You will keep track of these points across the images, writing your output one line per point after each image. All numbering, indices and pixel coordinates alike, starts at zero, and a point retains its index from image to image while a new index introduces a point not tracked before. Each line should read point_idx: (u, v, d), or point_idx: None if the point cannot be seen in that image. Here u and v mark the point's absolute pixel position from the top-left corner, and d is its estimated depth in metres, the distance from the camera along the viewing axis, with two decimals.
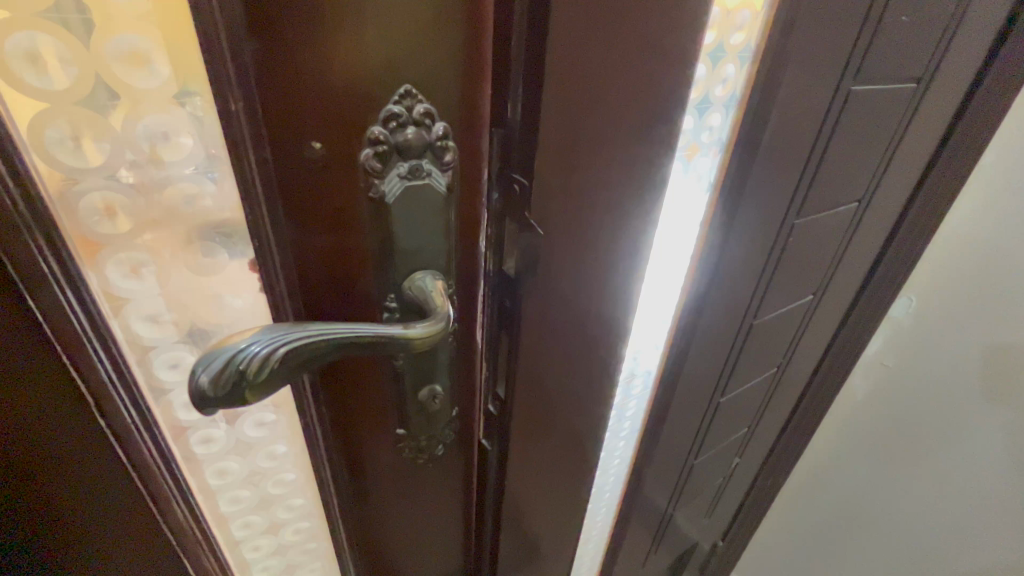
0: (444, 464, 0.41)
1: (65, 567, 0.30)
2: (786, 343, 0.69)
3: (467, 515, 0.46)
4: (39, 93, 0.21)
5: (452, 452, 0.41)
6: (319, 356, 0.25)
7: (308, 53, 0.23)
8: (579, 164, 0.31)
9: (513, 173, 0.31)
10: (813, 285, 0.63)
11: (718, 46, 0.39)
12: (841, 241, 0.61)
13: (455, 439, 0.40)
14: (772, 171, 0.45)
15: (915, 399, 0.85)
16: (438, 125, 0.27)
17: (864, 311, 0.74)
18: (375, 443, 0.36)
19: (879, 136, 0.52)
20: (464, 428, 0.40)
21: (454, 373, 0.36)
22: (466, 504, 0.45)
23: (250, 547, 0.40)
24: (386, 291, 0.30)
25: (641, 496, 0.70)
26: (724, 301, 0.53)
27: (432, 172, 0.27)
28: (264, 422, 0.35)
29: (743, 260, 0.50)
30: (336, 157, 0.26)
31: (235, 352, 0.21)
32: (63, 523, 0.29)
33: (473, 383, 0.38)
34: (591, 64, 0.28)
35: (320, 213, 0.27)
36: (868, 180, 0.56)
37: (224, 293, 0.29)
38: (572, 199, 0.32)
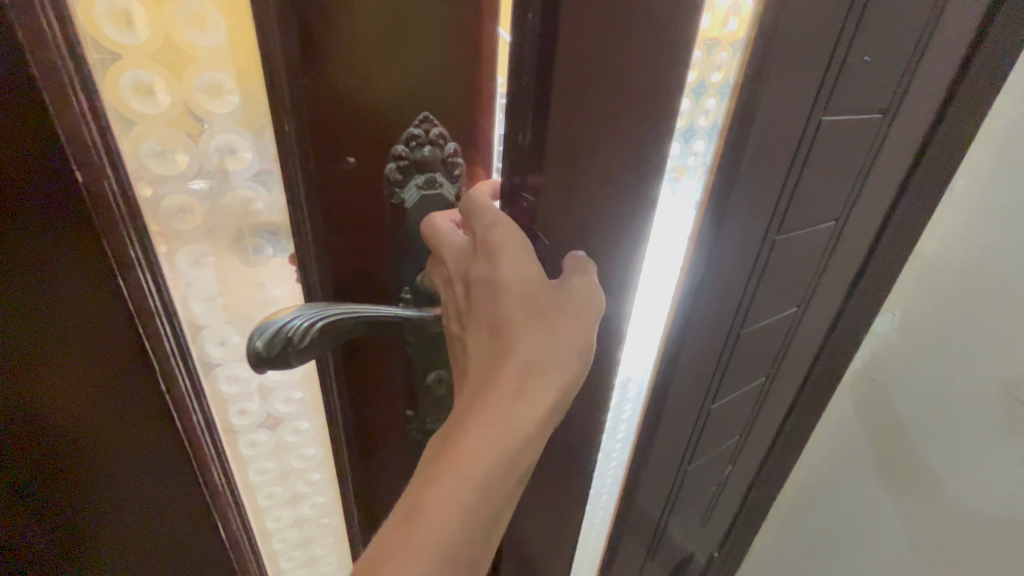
0: None
1: (120, 508, 0.36)
2: (773, 353, 0.73)
3: None
4: (140, 116, 0.27)
5: None
6: (348, 332, 0.30)
7: (347, 86, 0.28)
8: (580, 186, 0.34)
9: (517, 193, 0.34)
10: (797, 298, 0.68)
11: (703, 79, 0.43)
12: (821, 257, 0.65)
13: None
14: (752, 191, 0.50)
15: (905, 420, 0.84)
16: (450, 144, 0.33)
17: (847, 327, 0.78)
18: (387, 420, 0.41)
19: (852, 158, 0.57)
20: None
21: None
22: None
23: (273, 517, 0.45)
24: (402, 283, 0.36)
25: (638, 500, 0.73)
26: (711, 309, 0.57)
27: (444, 183, 0.33)
28: (292, 399, 0.39)
29: (728, 271, 0.55)
30: (366, 170, 0.31)
31: (283, 324, 0.26)
32: (121, 471, 0.35)
33: None
34: (587, 98, 0.31)
35: (350, 215, 0.32)
36: (842, 200, 0.60)
37: (267, 283, 0.34)
38: (574, 214, 0.35)
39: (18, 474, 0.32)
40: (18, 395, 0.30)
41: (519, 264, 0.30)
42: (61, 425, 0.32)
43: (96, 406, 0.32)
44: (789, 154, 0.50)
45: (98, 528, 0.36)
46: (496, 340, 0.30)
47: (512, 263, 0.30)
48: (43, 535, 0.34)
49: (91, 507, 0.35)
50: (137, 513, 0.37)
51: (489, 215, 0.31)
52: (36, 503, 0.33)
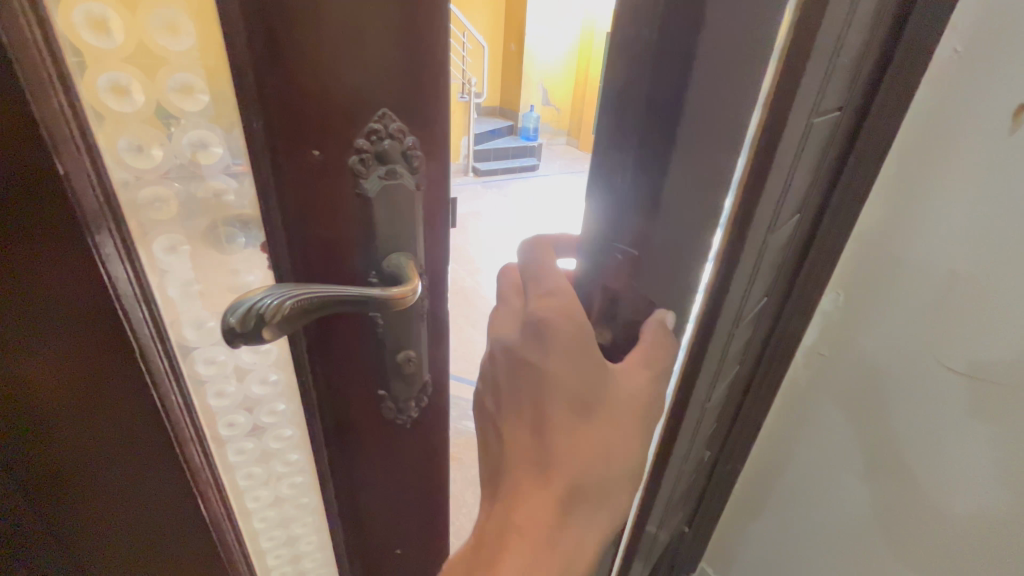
0: (422, 425, 0.49)
1: (111, 476, 0.39)
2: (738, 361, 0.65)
3: (434, 476, 0.55)
4: (117, 115, 0.29)
5: (427, 414, 0.49)
6: (316, 312, 0.33)
7: (310, 84, 0.31)
8: (688, 221, 0.31)
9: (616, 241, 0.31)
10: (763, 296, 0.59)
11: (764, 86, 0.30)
12: (785, 251, 0.58)
13: (429, 402, 0.48)
14: (767, 206, 0.40)
15: (892, 425, 0.68)
16: (409, 138, 0.35)
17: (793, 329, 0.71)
18: (361, 399, 0.44)
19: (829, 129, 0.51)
20: (435, 396, 0.49)
21: (427, 342, 0.44)
22: (435, 469, 0.54)
23: (252, 496, 0.48)
24: (369, 268, 0.38)
25: (635, 540, 0.65)
26: (714, 343, 0.47)
27: (404, 173, 0.36)
28: (267, 381, 0.42)
29: (735, 297, 0.45)
30: (330, 161, 0.34)
31: (254, 302, 0.29)
32: (109, 442, 0.38)
33: (442, 354, 0.47)
34: (709, 120, 0.28)
35: (318, 204, 0.35)
36: (805, 193, 0.52)
37: (241, 270, 0.36)
38: (674, 256, 0.32)
39: (23, 433, 0.36)
40: (20, 363, 0.33)
41: (572, 359, 0.32)
42: (55, 395, 0.35)
43: (85, 383, 0.35)
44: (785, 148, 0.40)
45: (91, 491, 0.40)
46: (538, 430, 0.33)
47: (563, 356, 0.32)
48: (45, 491, 0.38)
49: (85, 472, 0.39)
50: (125, 484, 0.40)
51: (544, 285, 0.34)
52: (39, 462, 0.37)
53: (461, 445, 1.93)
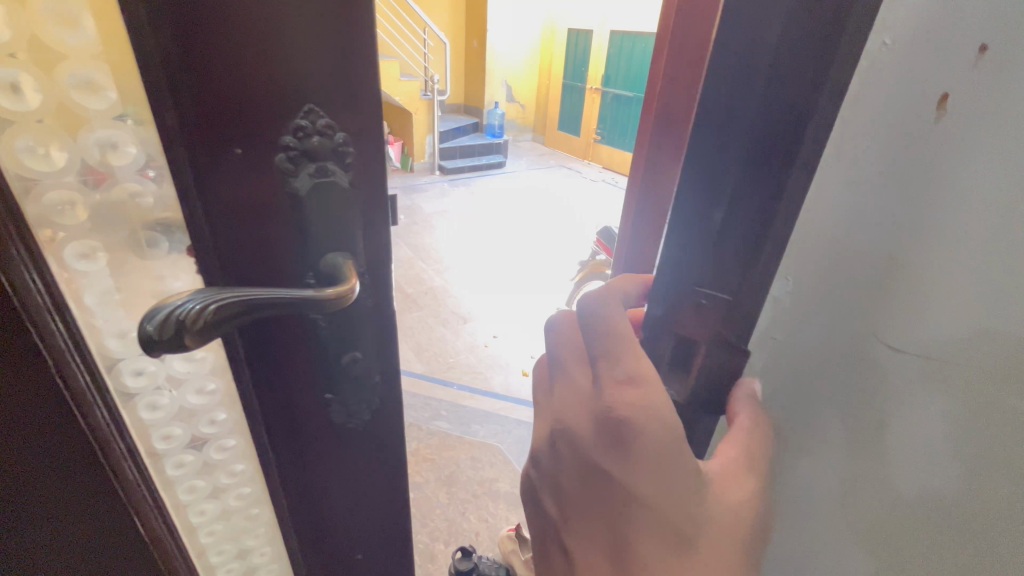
0: (375, 427, 0.49)
1: (30, 512, 0.36)
2: None
3: (392, 479, 0.54)
4: (12, 114, 0.27)
5: (380, 417, 0.48)
6: (244, 315, 0.32)
7: (226, 80, 0.30)
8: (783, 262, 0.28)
9: (702, 289, 0.29)
10: None
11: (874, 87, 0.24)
12: None
13: (382, 404, 0.47)
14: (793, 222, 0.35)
15: None
16: (339, 134, 0.34)
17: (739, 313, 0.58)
18: (307, 404, 0.43)
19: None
20: (388, 397, 0.48)
21: (374, 343, 0.43)
22: (393, 472, 0.53)
23: (196, 510, 0.46)
24: (305, 270, 0.37)
25: None
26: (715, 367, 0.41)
27: (336, 171, 0.35)
28: (204, 390, 0.40)
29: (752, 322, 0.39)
30: (255, 160, 0.33)
31: (174, 307, 0.28)
32: (24, 476, 0.34)
33: (391, 355, 0.46)
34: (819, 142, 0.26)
35: (244, 204, 0.34)
36: None
37: (166, 275, 0.35)
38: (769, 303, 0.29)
39: None
40: None
41: (656, 470, 0.28)
42: None
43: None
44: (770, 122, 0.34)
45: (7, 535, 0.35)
46: (617, 544, 0.29)
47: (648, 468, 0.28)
48: None
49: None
50: (49, 514, 0.37)
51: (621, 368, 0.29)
52: None
53: (434, 446, 1.92)
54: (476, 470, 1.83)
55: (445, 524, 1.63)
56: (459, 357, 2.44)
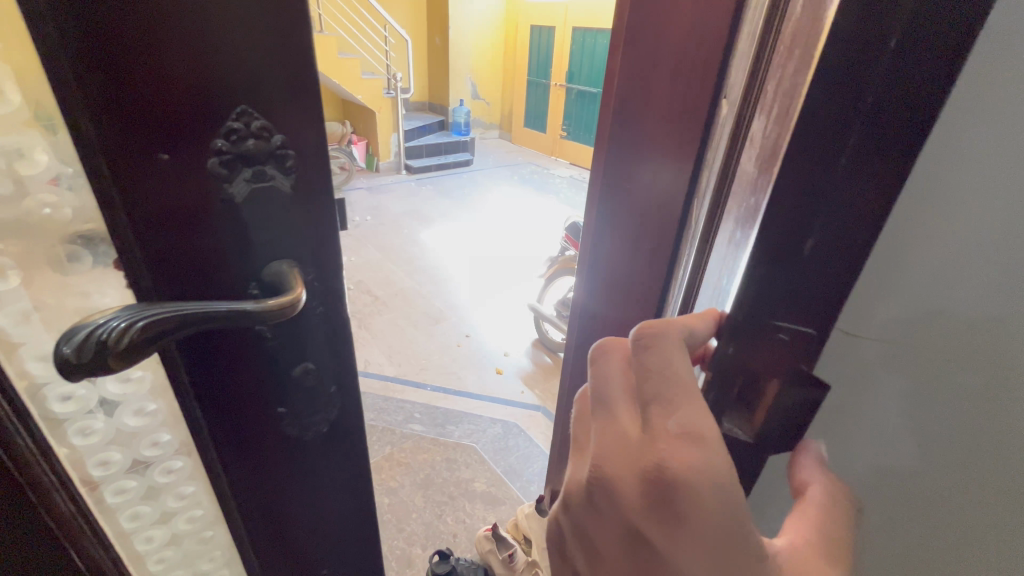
0: (335, 437, 0.47)
1: None
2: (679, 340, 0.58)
3: (357, 488, 0.53)
4: None
5: (339, 426, 0.47)
6: (178, 330, 0.30)
7: (146, 80, 0.28)
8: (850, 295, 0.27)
9: (780, 325, 0.27)
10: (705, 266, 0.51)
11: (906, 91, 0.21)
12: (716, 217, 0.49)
13: (341, 413, 0.46)
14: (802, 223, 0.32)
15: None
16: (277, 137, 0.33)
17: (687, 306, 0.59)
18: (259, 420, 0.42)
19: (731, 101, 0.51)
20: (347, 406, 0.47)
21: (328, 352, 0.42)
22: (357, 482, 0.52)
23: (143, 538, 0.44)
24: (247, 279, 0.35)
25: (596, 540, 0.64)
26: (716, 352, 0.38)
27: (276, 175, 0.33)
28: (144, 412, 0.38)
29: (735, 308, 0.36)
30: (185, 165, 0.31)
31: (95, 326, 0.26)
32: None
33: (348, 364, 0.44)
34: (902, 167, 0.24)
35: (176, 212, 0.31)
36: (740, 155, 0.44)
37: (91, 291, 0.33)
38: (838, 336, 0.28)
39: None
40: None
41: (707, 543, 0.26)
42: None
43: None
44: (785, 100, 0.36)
45: None
46: None
47: (697, 541, 0.26)
48: None
49: None
50: None
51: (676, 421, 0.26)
52: None
53: (408, 450, 1.89)
54: (452, 471, 1.82)
55: (422, 528, 1.61)
56: (430, 358, 2.41)
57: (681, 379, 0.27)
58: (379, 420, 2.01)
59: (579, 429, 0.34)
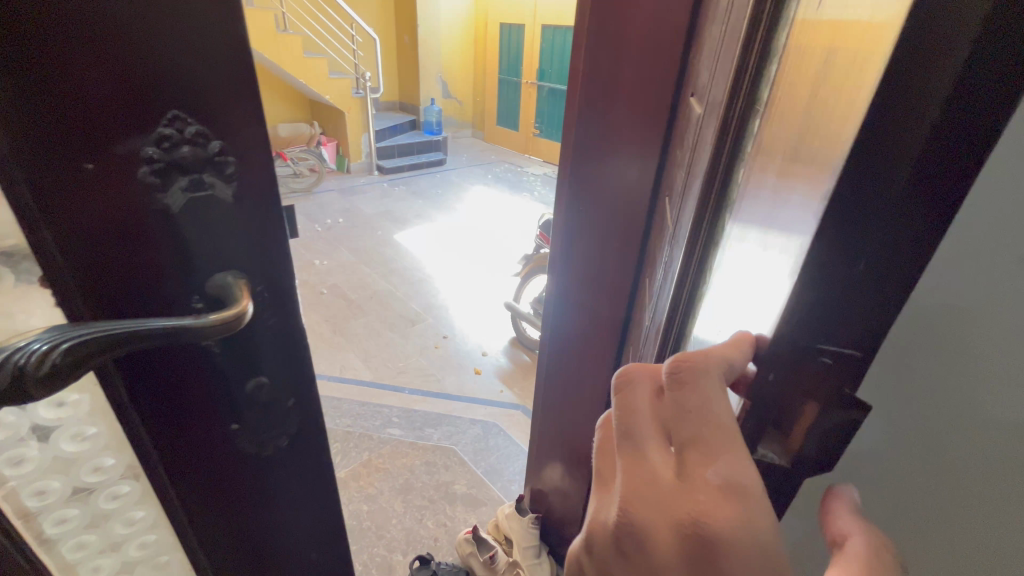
0: (296, 451, 0.46)
1: None
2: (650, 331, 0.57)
3: (322, 501, 0.52)
4: None
5: (299, 441, 0.46)
6: (110, 350, 0.28)
7: (63, 85, 0.26)
8: None
9: (823, 347, 0.21)
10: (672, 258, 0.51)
11: (932, 93, 0.16)
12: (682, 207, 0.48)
13: (299, 428, 0.45)
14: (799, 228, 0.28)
15: None
16: (214, 143, 0.31)
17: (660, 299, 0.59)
18: (210, 439, 0.40)
19: (695, 106, 0.52)
20: (306, 419, 0.46)
21: (282, 365, 0.41)
22: (321, 494, 0.51)
23: (90, 568, 0.42)
24: (189, 293, 0.34)
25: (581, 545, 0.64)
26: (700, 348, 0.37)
27: (215, 183, 0.32)
28: (83, 436, 0.36)
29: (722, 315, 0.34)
30: (113, 175, 0.29)
31: (12, 350, 0.24)
32: None
33: (304, 376, 0.43)
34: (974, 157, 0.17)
35: (105, 225, 0.30)
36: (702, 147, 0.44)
37: (16, 313, 0.31)
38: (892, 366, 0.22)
39: None
40: None
41: None
42: None
43: None
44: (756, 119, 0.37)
45: None
46: None
47: None
48: None
49: None
50: None
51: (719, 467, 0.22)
52: None
53: (387, 455, 1.86)
54: (432, 474, 1.80)
55: (403, 534, 1.59)
56: (407, 361, 2.38)
57: (720, 420, 0.23)
58: (356, 426, 1.98)
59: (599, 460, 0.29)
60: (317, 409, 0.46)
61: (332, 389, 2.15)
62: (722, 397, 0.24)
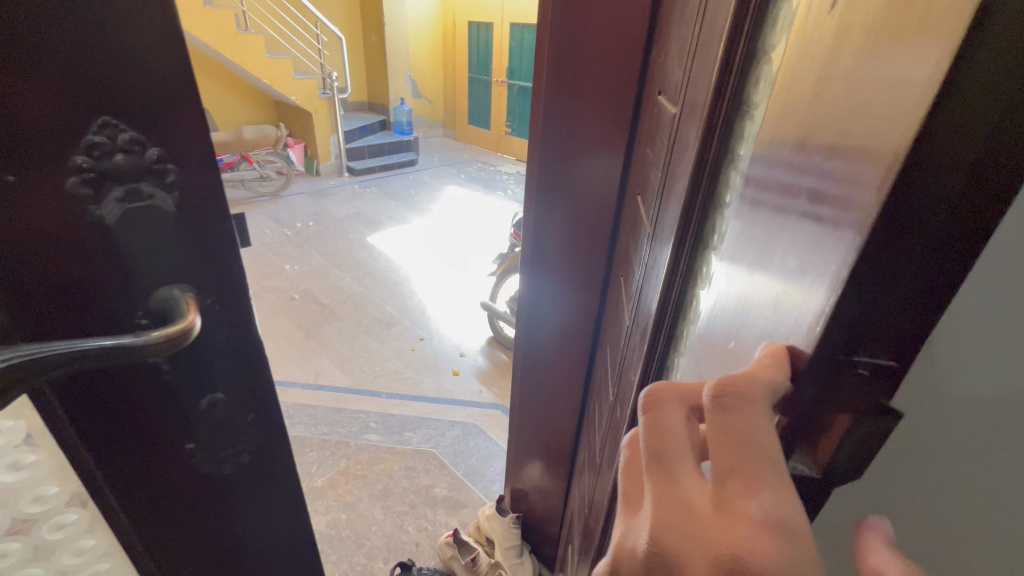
0: (259, 468, 0.45)
1: None
2: (632, 331, 0.57)
3: (290, 514, 0.51)
4: None
5: (262, 456, 0.45)
6: (44, 372, 0.27)
7: None
8: None
9: (855, 357, 0.19)
10: (653, 258, 0.50)
11: (995, 86, 0.14)
12: (661, 209, 0.48)
13: (262, 443, 0.45)
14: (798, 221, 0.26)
15: None
16: (149, 150, 0.31)
17: (637, 296, 0.59)
18: (166, 462, 0.38)
19: (670, 106, 0.51)
20: (270, 433, 0.45)
21: (236, 381, 0.40)
22: (289, 507, 0.50)
23: None
24: (132, 309, 0.33)
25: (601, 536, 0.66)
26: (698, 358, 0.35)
27: (154, 192, 0.32)
28: (21, 465, 0.34)
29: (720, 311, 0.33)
30: (38, 185, 0.28)
31: None
32: None
33: (262, 390, 0.43)
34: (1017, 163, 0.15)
35: (32, 239, 0.28)
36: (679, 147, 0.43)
37: None
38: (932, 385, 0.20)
39: None
40: None
41: None
42: None
43: None
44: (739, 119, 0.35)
45: None
46: None
47: None
48: None
49: None
50: None
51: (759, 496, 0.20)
52: None
53: (365, 462, 1.83)
54: (412, 479, 1.78)
55: (383, 541, 1.57)
56: (384, 364, 2.34)
57: (761, 447, 0.21)
58: (332, 434, 1.94)
59: (630, 484, 0.27)
60: (279, 422, 0.46)
61: (308, 397, 2.11)
62: (766, 422, 0.21)
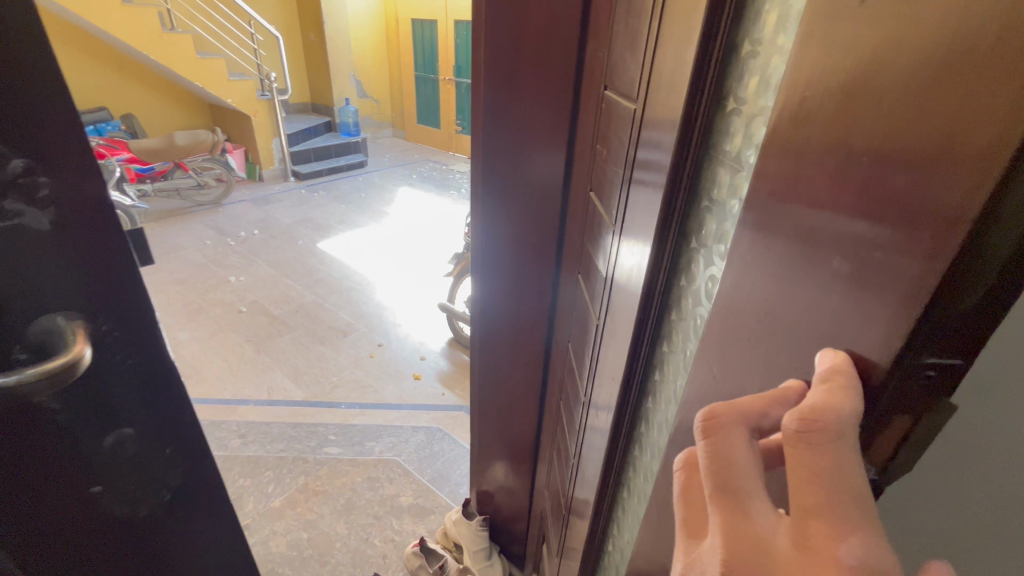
0: (168, 484, 0.57)
1: None
2: (601, 327, 0.60)
3: (212, 516, 0.63)
4: None
5: (170, 475, 0.57)
6: None
7: None
8: None
9: (926, 359, 0.20)
10: (618, 258, 0.52)
11: None
12: (623, 213, 0.50)
13: (167, 466, 0.56)
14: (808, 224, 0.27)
15: None
16: (15, 166, 0.39)
17: (601, 295, 0.61)
18: (74, 493, 0.48)
19: (625, 104, 0.50)
20: (173, 456, 0.57)
21: (136, 421, 0.52)
22: (203, 515, 0.62)
23: None
24: (11, 348, 0.41)
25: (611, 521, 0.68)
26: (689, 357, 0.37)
27: (24, 209, 0.40)
28: None
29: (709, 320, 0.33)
30: None
31: None
32: None
33: (159, 424, 0.54)
34: None
35: None
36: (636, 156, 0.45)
37: None
38: None
39: None
40: None
41: None
42: None
43: None
44: (724, 127, 0.36)
45: None
46: None
47: None
48: None
49: None
50: None
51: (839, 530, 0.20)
52: None
53: (325, 476, 1.77)
54: (376, 490, 1.73)
55: (349, 556, 1.52)
56: (341, 373, 2.27)
57: (845, 482, 0.20)
58: (290, 450, 1.86)
59: (686, 510, 0.26)
60: (179, 446, 0.57)
61: (261, 413, 2.01)
62: (845, 458, 0.21)
